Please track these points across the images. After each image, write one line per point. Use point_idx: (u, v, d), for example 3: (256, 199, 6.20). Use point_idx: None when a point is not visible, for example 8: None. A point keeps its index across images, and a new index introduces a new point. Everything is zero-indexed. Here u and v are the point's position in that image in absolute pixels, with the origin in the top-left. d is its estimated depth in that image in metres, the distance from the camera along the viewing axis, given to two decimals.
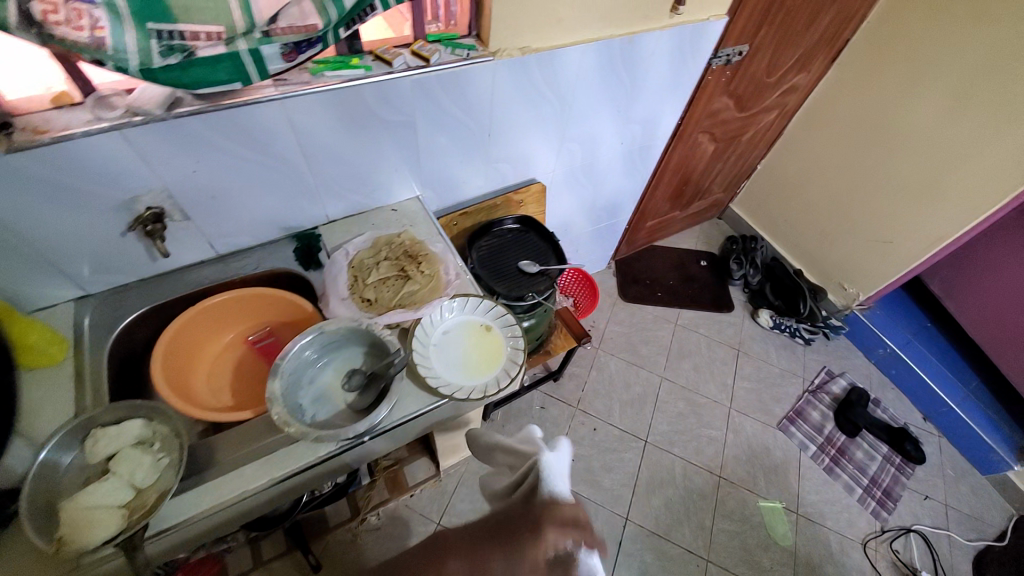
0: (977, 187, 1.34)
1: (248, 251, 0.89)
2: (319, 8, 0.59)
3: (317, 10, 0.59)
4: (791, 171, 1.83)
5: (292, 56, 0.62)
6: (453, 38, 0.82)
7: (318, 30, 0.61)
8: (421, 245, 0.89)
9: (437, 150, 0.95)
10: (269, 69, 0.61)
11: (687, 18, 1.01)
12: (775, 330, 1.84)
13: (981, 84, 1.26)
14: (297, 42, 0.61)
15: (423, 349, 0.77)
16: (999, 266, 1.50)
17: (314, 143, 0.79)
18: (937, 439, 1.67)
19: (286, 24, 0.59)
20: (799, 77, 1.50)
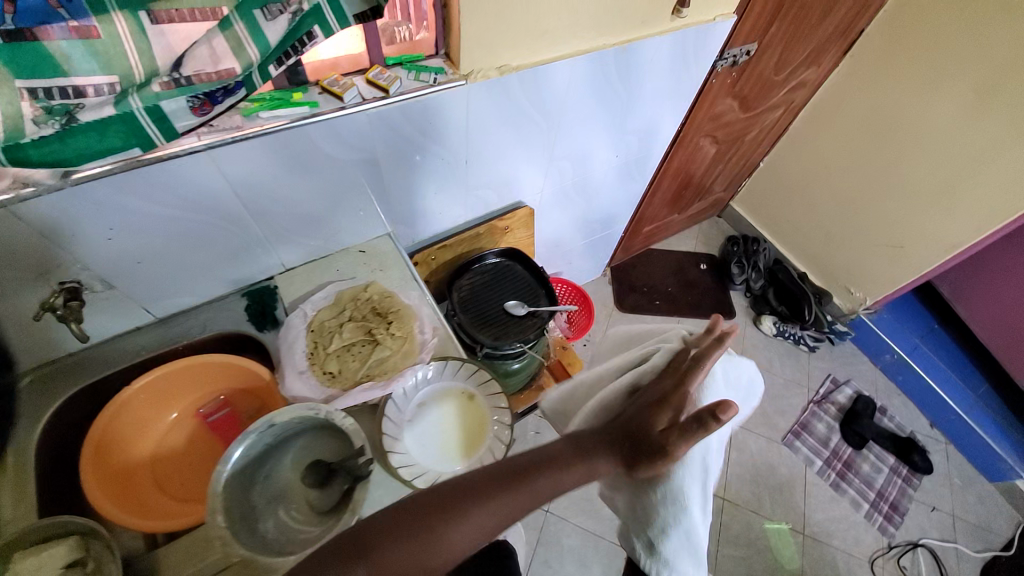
0: (1002, 193, 1.24)
1: (194, 312, 0.79)
2: (234, 48, 0.49)
3: (232, 51, 0.49)
4: (796, 169, 1.72)
5: (203, 108, 0.52)
6: (417, 59, 0.69)
7: (236, 73, 0.50)
8: (391, 299, 0.77)
9: (407, 183, 0.84)
10: (174, 127, 0.51)
11: (691, 20, 0.88)
12: (779, 337, 1.76)
13: (1012, 81, 1.14)
14: (211, 91, 0.51)
15: (397, 429, 0.68)
16: (1012, 271, 1.46)
17: (256, 191, 0.68)
18: (944, 446, 1.62)
19: (193, 71, 0.48)
20: (809, 72, 1.37)
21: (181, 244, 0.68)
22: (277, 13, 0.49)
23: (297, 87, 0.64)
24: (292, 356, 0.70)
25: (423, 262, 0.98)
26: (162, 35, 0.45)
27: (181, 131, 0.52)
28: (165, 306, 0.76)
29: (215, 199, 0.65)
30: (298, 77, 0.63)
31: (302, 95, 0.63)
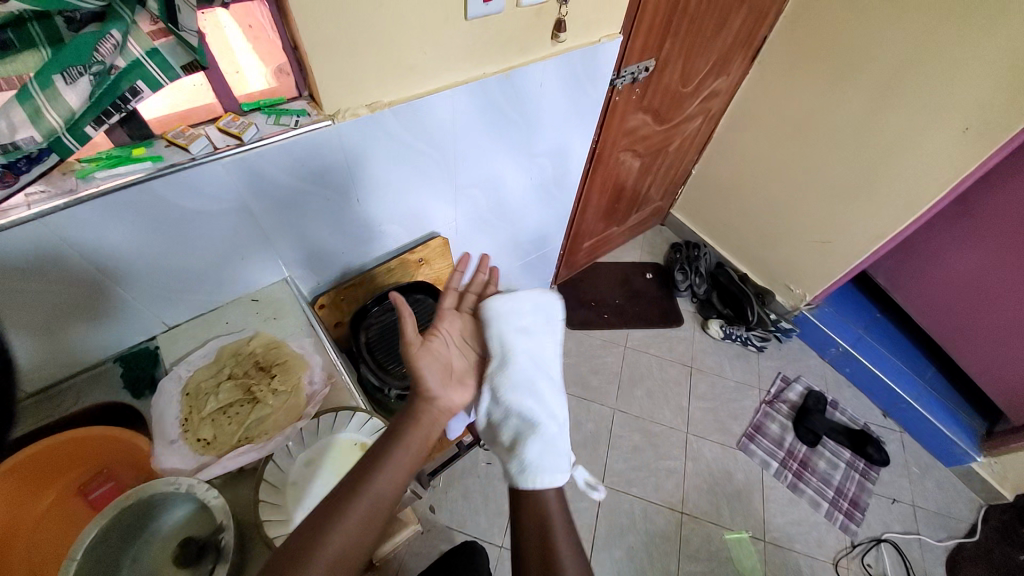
0: (909, 184, 1.27)
1: (65, 385, 0.73)
2: (31, 117, 0.47)
3: (30, 120, 0.47)
4: (725, 174, 1.75)
5: (6, 179, 0.50)
6: (278, 103, 0.68)
7: (40, 141, 0.49)
8: (277, 350, 0.74)
9: (295, 227, 0.80)
10: None
11: (572, 43, 0.90)
12: (727, 340, 1.77)
13: (900, 78, 1.19)
14: (12, 161, 0.50)
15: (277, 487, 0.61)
16: (941, 256, 1.46)
17: (111, 253, 0.63)
18: (898, 435, 1.64)
19: None
20: (718, 81, 1.42)
21: (34, 315, 0.63)
22: (78, 75, 0.47)
23: (141, 141, 0.61)
24: (161, 425, 0.65)
25: (330, 303, 0.94)
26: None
27: None
28: (29, 382, 0.69)
29: (63, 265, 0.61)
30: (140, 130, 0.60)
31: (145, 150, 0.60)
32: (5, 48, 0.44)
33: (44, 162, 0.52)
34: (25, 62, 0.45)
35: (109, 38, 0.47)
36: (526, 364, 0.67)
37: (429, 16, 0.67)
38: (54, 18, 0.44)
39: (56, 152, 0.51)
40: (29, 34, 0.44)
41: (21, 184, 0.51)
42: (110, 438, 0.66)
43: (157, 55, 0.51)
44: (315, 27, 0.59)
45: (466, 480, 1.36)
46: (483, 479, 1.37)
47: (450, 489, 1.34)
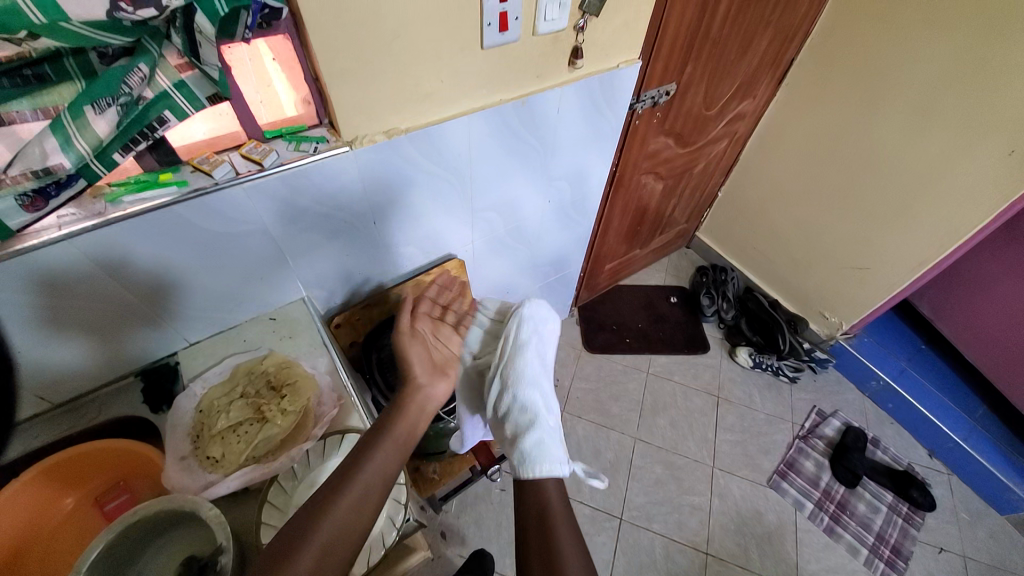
0: (952, 209, 1.20)
1: (92, 396, 0.76)
2: (63, 145, 0.50)
3: (60, 148, 0.50)
4: (754, 197, 1.70)
5: (37, 204, 0.54)
6: (300, 130, 0.71)
7: (69, 167, 0.52)
8: (289, 370, 0.74)
9: (313, 249, 0.82)
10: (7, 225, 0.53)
11: (589, 69, 0.90)
12: (756, 369, 1.68)
13: (939, 98, 1.14)
14: (42, 187, 0.53)
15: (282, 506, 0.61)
16: (986, 288, 1.37)
17: (138, 273, 0.67)
18: (947, 477, 1.50)
19: (20, 172, 0.50)
20: (743, 104, 1.39)
21: (65, 329, 0.66)
22: (107, 107, 0.50)
23: (168, 167, 0.64)
24: (174, 440, 0.67)
25: (345, 322, 0.96)
26: (12, 135, 0.49)
27: (16, 226, 0.54)
28: (58, 393, 0.73)
29: (95, 283, 0.64)
30: (168, 156, 0.63)
31: (171, 175, 0.63)
32: (42, 80, 0.48)
33: (73, 187, 0.55)
34: (62, 94, 0.49)
35: (137, 72, 0.50)
36: (524, 362, 0.72)
37: (445, 46, 0.69)
38: (89, 53, 0.49)
39: (84, 177, 0.55)
40: (65, 67, 0.48)
41: (50, 208, 0.55)
42: (124, 451, 0.67)
43: (184, 87, 0.55)
44: (333, 57, 0.61)
45: (479, 506, 1.33)
46: (496, 505, 1.33)
47: (462, 514, 1.31)
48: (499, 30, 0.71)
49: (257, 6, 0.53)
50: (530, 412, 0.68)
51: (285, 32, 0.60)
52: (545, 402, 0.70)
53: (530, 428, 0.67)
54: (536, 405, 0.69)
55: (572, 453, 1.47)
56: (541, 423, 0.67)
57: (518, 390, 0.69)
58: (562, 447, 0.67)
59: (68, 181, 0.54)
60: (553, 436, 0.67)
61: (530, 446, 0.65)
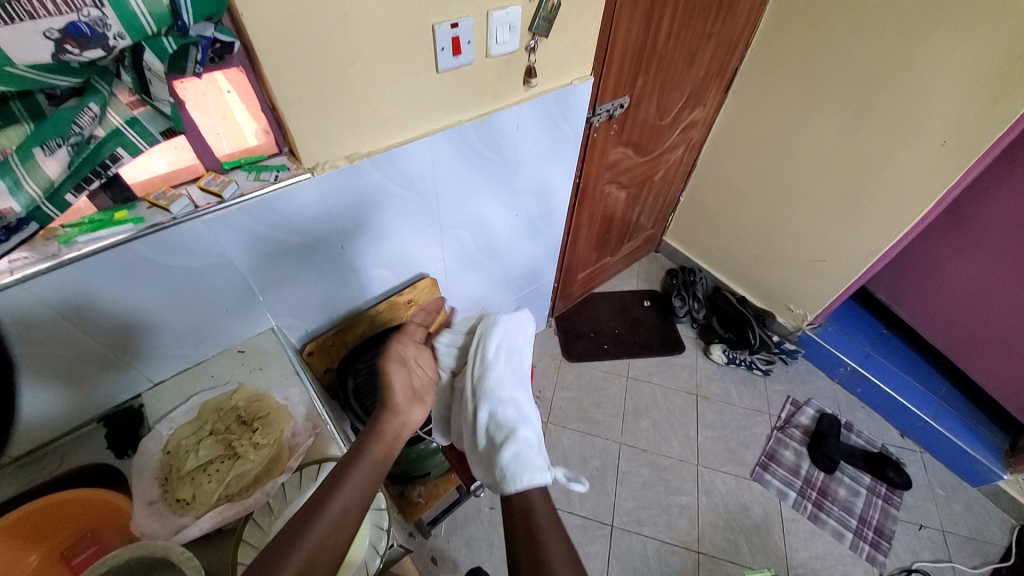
0: (896, 199, 1.27)
1: (52, 446, 0.72)
2: (12, 188, 0.49)
3: (10, 191, 0.49)
4: (714, 199, 1.77)
5: None
6: (258, 160, 0.71)
7: (19, 211, 0.51)
8: (259, 403, 0.73)
9: (280, 278, 0.81)
10: None
11: (545, 87, 0.94)
12: (731, 364, 1.73)
13: (872, 97, 1.22)
14: None
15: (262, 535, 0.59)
16: (936, 271, 1.45)
17: (96, 314, 0.65)
18: (920, 456, 1.56)
19: None
20: (695, 111, 1.46)
21: (15, 375, 0.63)
22: (57, 147, 0.50)
23: (123, 205, 0.63)
24: (142, 485, 0.65)
25: (318, 349, 0.94)
26: None
27: None
28: (15, 446, 0.68)
29: (44, 326, 0.61)
30: (123, 193, 0.62)
31: (127, 213, 0.62)
32: None
33: (25, 232, 0.54)
34: (9, 137, 0.47)
35: (87, 111, 0.50)
36: (500, 374, 0.66)
37: (401, 71, 0.71)
38: (36, 95, 0.48)
39: (36, 220, 0.53)
40: (12, 111, 0.47)
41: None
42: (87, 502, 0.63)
43: (137, 124, 0.55)
44: (290, 88, 0.62)
45: (468, 527, 1.31)
46: (486, 524, 1.31)
47: (452, 536, 1.29)
48: (453, 53, 0.73)
49: (206, 41, 0.53)
50: (507, 419, 0.62)
51: (239, 65, 0.60)
52: (519, 412, 0.64)
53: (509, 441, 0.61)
54: (507, 416, 0.63)
55: (559, 464, 1.47)
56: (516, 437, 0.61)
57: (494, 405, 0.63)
58: (542, 455, 0.61)
59: (16, 225, 0.53)
60: (530, 446, 0.61)
61: (509, 460, 0.59)
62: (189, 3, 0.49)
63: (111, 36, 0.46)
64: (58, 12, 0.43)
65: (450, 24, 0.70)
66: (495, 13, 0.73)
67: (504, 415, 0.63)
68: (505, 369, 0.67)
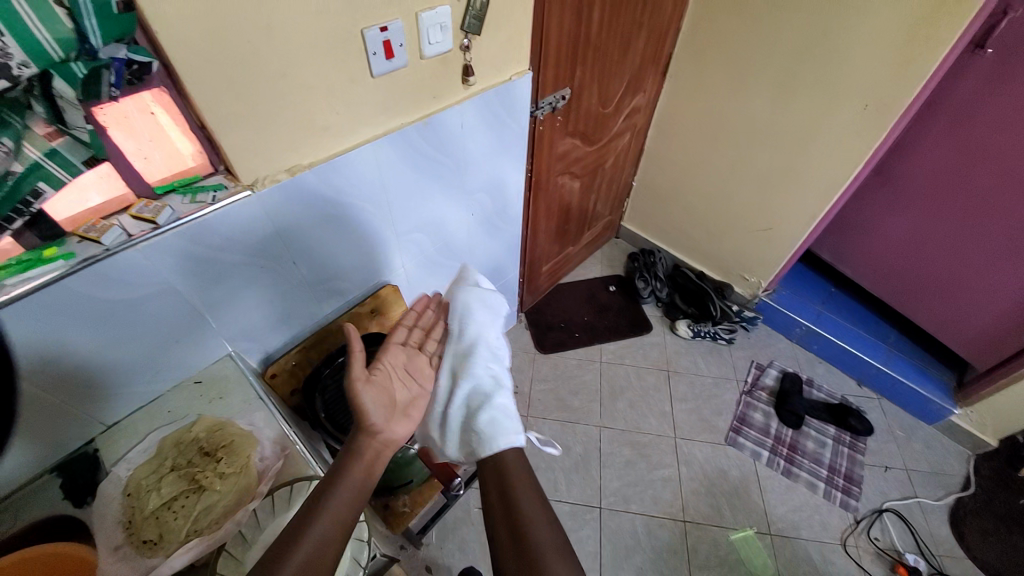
0: (829, 165, 1.35)
1: (2, 505, 0.66)
2: None
3: None
4: (663, 181, 1.84)
5: None
6: (193, 181, 0.68)
7: None
8: (221, 432, 0.71)
9: (232, 301, 0.79)
10: None
11: (484, 85, 0.95)
12: (696, 337, 1.80)
13: (797, 70, 1.29)
14: None
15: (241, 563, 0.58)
16: (874, 228, 1.55)
17: (35, 360, 0.61)
18: (877, 402, 1.67)
19: None
20: (637, 98, 1.51)
21: None
22: None
23: (52, 242, 0.60)
24: (104, 531, 0.62)
25: (282, 370, 0.91)
26: None
27: None
28: None
29: None
30: (52, 230, 0.59)
31: (56, 249, 0.59)
32: None
33: None
34: None
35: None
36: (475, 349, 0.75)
37: (335, 79, 0.70)
38: None
39: None
40: None
41: None
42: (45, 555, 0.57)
43: (57, 155, 0.54)
44: (219, 105, 0.61)
45: (461, 529, 1.31)
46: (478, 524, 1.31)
47: (445, 541, 1.29)
48: (386, 57, 0.73)
49: (119, 64, 0.52)
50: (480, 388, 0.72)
51: (160, 85, 0.57)
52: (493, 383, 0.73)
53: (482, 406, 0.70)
54: (482, 388, 0.72)
55: (544, 455, 1.49)
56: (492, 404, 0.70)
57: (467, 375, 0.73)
58: (515, 420, 0.70)
59: None
60: (504, 413, 0.70)
61: (487, 423, 0.68)
62: (96, 25, 0.49)
63: (15, 65, 0.47)
64: None
65: (380, 28, 0.70)
66: (424, 14, 0.74)
67: (482, 387, 0.72)
68: (485, 348, 0.76)
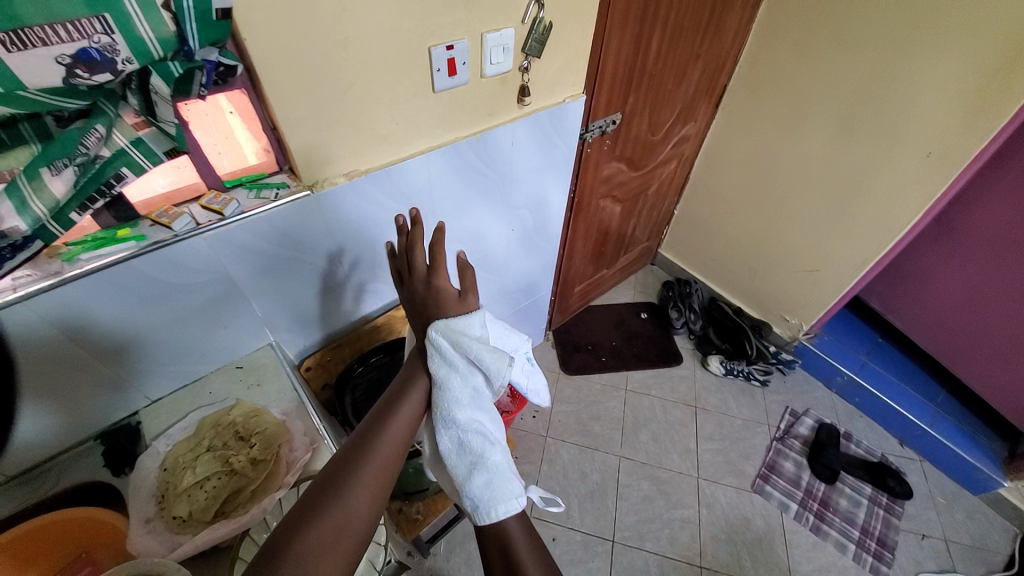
0: (887, 210, 1.30)
1: (47, 465, 0.71)
2: (18, 208, 0.50)
3: (16, 210, 0.50)
4: (707, 213, 1.80)
5: None
6: (259, 178, 0.73)
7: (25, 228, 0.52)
8: (257, 419, 0.73)
9: (279, 292, 0.82)
10: None
11: (538, 105, 0.96)
12: (728, 375, 1.73)
13: (859, 111, 1.25)
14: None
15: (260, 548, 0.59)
16: (931, 280, 1.47)
17: (96, 330, 0.65)
18: (919, 464, 1.56)
19: None
20: (686, 127, 1.50)
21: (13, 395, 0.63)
22: (63, 167, 0.51)
23: (126, 222, 0.64)
24: (138, 503, 0.64)
25: (315, 364, 0.96)
26: None
27: None
28: (8, 465, 0.68)
29: (40, 342, 0.61)
30: (125, 211, 0.63)
31: (130, 231, 0.63)
32: None
33: (31, 249, 0.55)
34: (16, 157, 0.49)
35: (94, 132, 0.52)
36: (456, 394, 0.57)
37: (397, 92, 0.73)
38: (44, 118, 0.49)
39: (43, 237, 0.55)
40: (20, 133, 0.48)
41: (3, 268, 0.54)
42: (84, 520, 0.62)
43: (142, 144, 0.56)
44: (288, 109, 0.64)
45: (468, 544, 1.29)
46: None
47: (451, 554, 1.27)
48: (448, 74, 0.76)
49: (210, 65, 0.55)
50: (469, 442, 0.56)
51: (242, 88, 0.62)
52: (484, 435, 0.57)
53: (471, 469, 0.56)
54: (471, 443, 0.56)
55: (558, 478, 1.46)
56: (484, 463, 0.56)
57: (449, 428, 0.57)
58: (514, 479, 0.56)
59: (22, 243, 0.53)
60: (501, 471, 0.56)
61: (478, 491, 0.54)
62: (196, 29, 0.50)
63: (120, 61, 0.47)
64: (69, 39, 0.44)
65: (446, 46, 0.72)
66: (488, 36, 0.76)
67: (469, 442, 0.56)
68: (463, 391, 0.57)
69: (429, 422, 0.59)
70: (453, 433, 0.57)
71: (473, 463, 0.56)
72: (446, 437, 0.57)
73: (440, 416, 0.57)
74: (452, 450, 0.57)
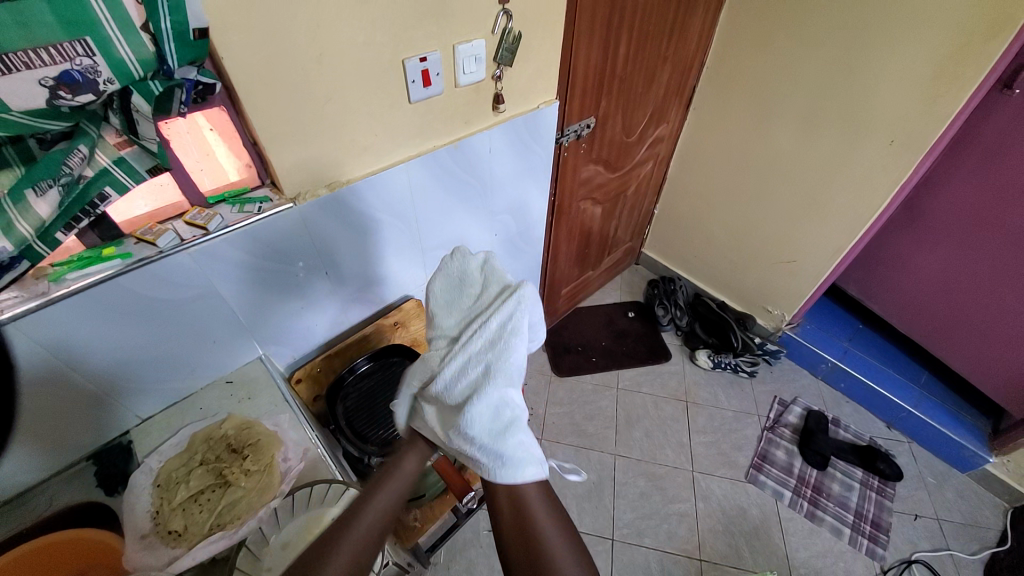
0: (856, 198, 1.35)
1: (37, 489, 0.70)
2: (2, 229, 0.51)
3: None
4: (686, 211, 1.85)
5: None
6: (242, 193, 0.74)
7: (10, 250, 0.52)
8: (249, 430, 0.74)
9: (265, 305, 0.83)
10: None
11: (513, 112, 0.99)
12: (717, 368, 1.77)
13: (822, 105, 1.31)
14: None
15: None
16: (904, 264, 1.52)
17: (82, 350, 0.65)
18: (907, 445, 1.60)
19: None
20: (660, 128, 1.54)
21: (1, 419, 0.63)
22: (48, 188, 0.52)
23: (111, 241, 0.65)
24: (132, 520, 0.64)
25: (306, 377, 0.95)
26: None
27: None
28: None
29: (27, 364, 0.61)
30: (111, 231, 0.65)
31: (115, 249, 0.64)
32: None
33: (17, 269, 0.56)
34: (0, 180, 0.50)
35: (77, 153, 0.53)
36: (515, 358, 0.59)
37: (374, 103, 0.75)
38: (28, 141, 0.51)
39: (29, 257, 0.56)
40: (3, 155, 0.50)
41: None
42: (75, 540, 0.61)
43: (124, 163, 0.58)
44: (268, 124, 0.66)
45: (468, 552, 1.29)
46: (486, 549, 1.29)
47: (452, 563, 1.27)
48: (424, 85, 0.78)
49: (190, 83, 0.56)
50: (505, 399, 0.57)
51: (220, 105, 0.63)
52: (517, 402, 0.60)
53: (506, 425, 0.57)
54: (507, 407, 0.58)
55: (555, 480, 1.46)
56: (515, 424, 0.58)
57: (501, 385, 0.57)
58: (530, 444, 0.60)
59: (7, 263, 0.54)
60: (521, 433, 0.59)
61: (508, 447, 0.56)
62: (174, 49, 0.52)
63: (101, 82, 0.49)
64: (52, 63, 0.45)
65: (419, 58, 0.75)
66: (460, 47, 0.79)
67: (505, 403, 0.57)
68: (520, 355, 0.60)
69: (479, 369, 0.57)
70: (503, 389, 0.57)
71: (507, 423, 0.57)
72: (492, 395, 0.56)
73: (500, 366, 0.57)
74: (487, 409, 0.56)
